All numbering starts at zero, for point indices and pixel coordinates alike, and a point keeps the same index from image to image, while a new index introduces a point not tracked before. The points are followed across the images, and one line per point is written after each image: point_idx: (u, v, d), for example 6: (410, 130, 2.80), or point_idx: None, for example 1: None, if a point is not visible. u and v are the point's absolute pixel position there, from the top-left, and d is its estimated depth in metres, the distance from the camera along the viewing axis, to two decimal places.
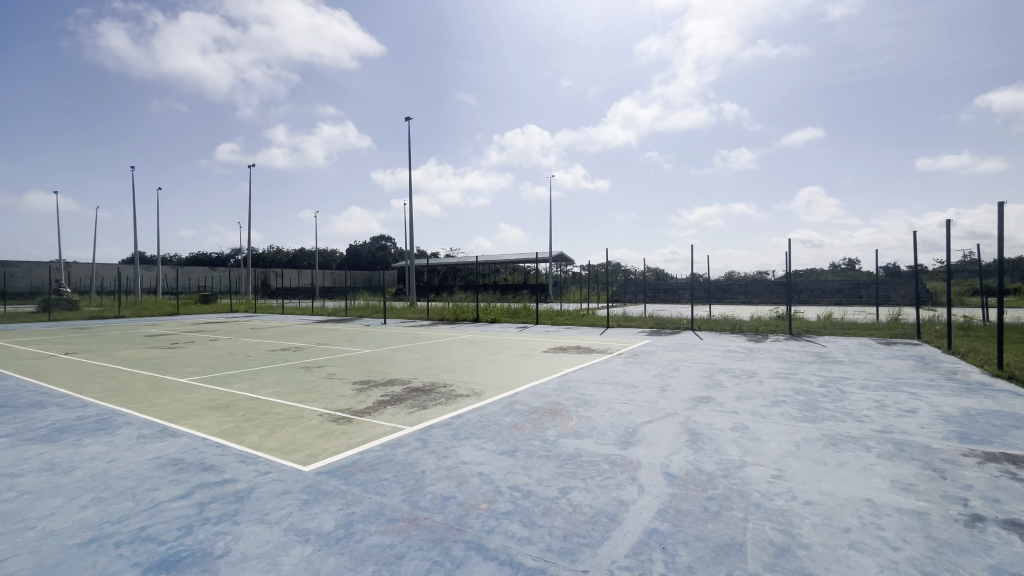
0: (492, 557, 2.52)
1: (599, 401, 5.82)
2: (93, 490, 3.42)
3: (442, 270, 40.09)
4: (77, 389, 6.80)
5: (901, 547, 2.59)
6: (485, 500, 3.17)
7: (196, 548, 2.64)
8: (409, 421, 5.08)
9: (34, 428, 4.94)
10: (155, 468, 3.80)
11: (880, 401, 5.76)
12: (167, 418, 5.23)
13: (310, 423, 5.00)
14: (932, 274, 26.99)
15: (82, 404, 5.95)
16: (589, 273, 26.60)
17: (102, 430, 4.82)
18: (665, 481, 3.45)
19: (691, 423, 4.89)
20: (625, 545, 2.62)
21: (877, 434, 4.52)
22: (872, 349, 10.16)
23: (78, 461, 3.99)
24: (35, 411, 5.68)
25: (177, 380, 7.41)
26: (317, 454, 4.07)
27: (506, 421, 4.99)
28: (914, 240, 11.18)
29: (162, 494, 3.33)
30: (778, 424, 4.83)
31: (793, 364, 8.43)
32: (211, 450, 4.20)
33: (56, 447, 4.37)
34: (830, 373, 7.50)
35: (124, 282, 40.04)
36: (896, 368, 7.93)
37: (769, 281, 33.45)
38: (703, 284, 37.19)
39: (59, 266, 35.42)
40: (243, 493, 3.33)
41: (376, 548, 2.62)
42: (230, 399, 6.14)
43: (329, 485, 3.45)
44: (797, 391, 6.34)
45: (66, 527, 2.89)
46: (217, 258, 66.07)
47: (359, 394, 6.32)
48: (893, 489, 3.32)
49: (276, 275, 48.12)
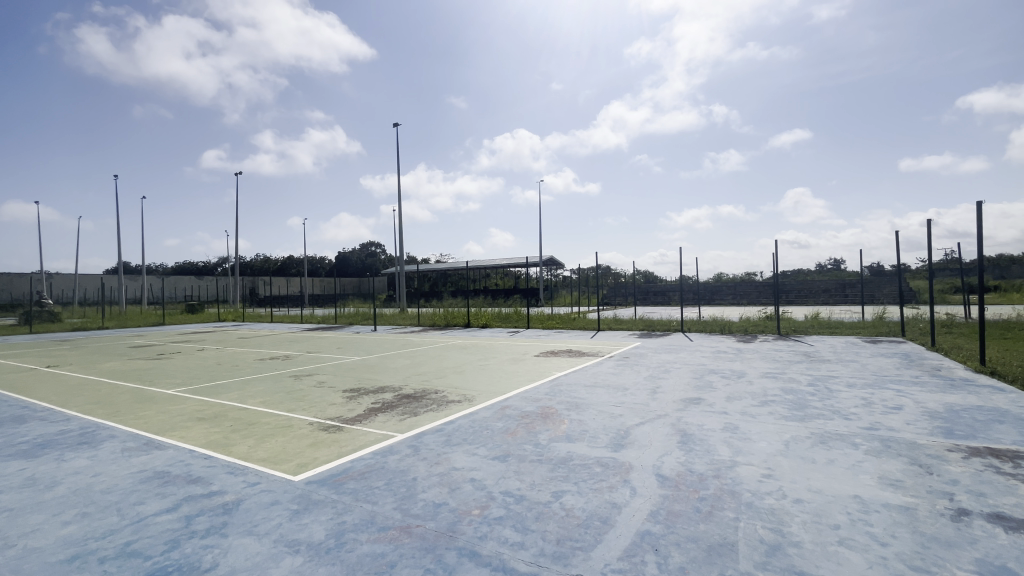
0: (485, 562, 2.51)
1: (590, 404, 5.80)
2: (77, 505, 3.34)
3: (432, 276, 40.11)
4: (59, 403, 6.64)
5: (889, 543, 2.62)
6: (477, 506, 3.15)
7: (184, 561, 2.59)
8: (400, 428, 5.04)
9: (15, 443, 4.83)
10: (142, 481, 3.74)
11: (867, 399, 5.84)
12: (153, 430, 5.16)
13: (300, 433, 4.93)
14: (915, 272, 27.55)
15: (64, 418, 5.81)
16: (578, 277, 26.64)
17: (85, 445, 4.71)
18: (657, 482, 3.47)
19: (682, 424, 4.92)
20: (618, 548, 2.62)
21: (864, 431, 4.59)
22: (859, 348, 10.29)
23: (60, 476, 3.91)
24: (15, 426, 5.54)
25: (163, 391, 7.29)
26: (306, 464, 4.01)
27: (498, 426, 4.98)
28: (896, 241, 11.45)
29: (147, 508, 3.26)
30: (767, 424, 4.87)
31: (781, 364, 8.52)
32: (199, 462, 4.13)
33: (38, 462, 4.27)
34: (817, 373, 7.59)
35: (108, 292, 39.38)
36: (883, 366, 8.04)
37: (756, 283, 33.92)
38: (692, 287, 37.62)
39: (41, 277, 34.68)
40: (232, 505, 3.27)
41: (367, 557, 2.59)
42: (218, 409, 6.06)
43: (319, 494, 3.41)
44: (785, 390, 6.41)
45: (48, 544, 2.83)
46: (205, 266, 65.92)
47: (349, 403, 6.25)
48: (881, 485, 3.36)
49: (264, 283, 47.81)
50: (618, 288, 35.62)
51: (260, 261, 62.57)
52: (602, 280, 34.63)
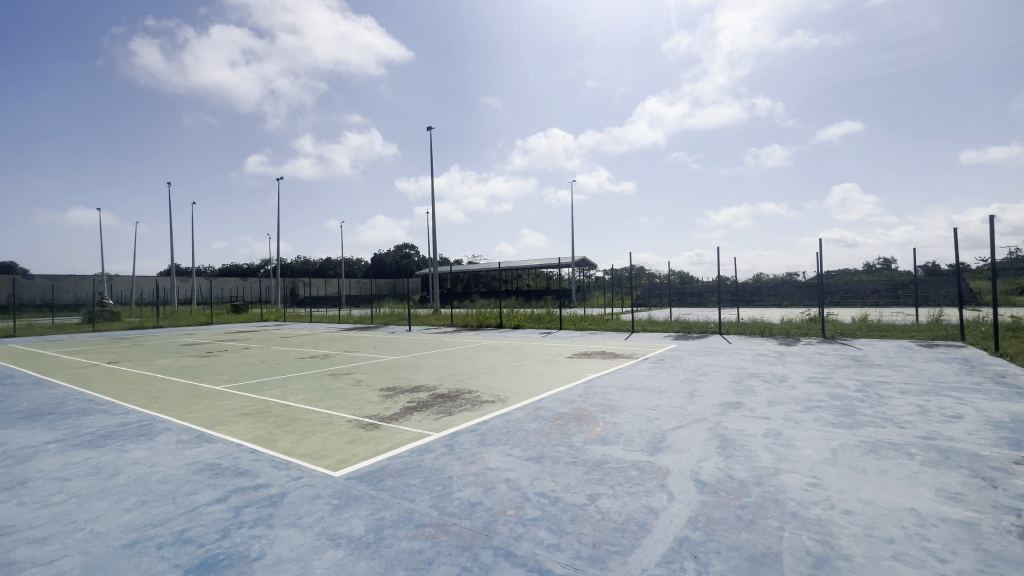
0: (521, 563, 2.52)
1: (625, 407, 5.71)
2: (137, 493, 3.56)
3: (465, 276, 40.65)
4: (120, 397, 7.11)
5: (949, 559, 2.47)
6: (512, 506, 3.16)
7: (233, 550, 2.71)
8: (436, 427, 5.11)
9: (82, 434, 5.19)
10: (194, 472, 3.94)
11: (922, 406, 5.51)
12: (204, 424, 5.45)
13: (339, 429, 5.07)
14: (976, 271, 25.75)
15: (124, 411, 6.21)
16: (611, 279, 26.24)
17: (144, 436, 5.01)
18: (696, 488, 3.39)
19: (721, 429, 4.78)
20: (655, 553, 2.58)
21: (919, 440, 4.32)
22: (913, 352, 9.69)
23: (122, 466, 4.17)
24: (81, 418, 5.95)
25: (211, 387, 7.67)
26: (346, 460, 4.14)
27: (532, 427, 4.98)
28: (956, 238, 10.73)
29: (200, 498, 3.44)
30: (813, 431, 4.67)
31: (827, 368, 8.15)
32: (246, 455, 4.33)
33: (101, 451, 4.57)
34: (867, 378, 7.20)
35: (162, 294, 41.87)
36: (940, 372, 7.54)
37: (799, 283, 32.54)
38: (730, 287, 36.63)
39: (103, 279, 37.27)
40: (277, 497, 3.41)
41: (405, 553, 2.64)
42: (262, 405, 6.33)
43: (359, 490, 3.50)
44: (832, 396, 6.10)
45: (111, 529, 3.02)
46: (249, 268, 69.08)
47: (386, 401, 6.41)
48: (939, 499, 3.17)
49: (304, 284, 49.69)
50: (653, 288, 34.97)
51: (300, 263, 65.65)
52: (636, 281, 34.14)
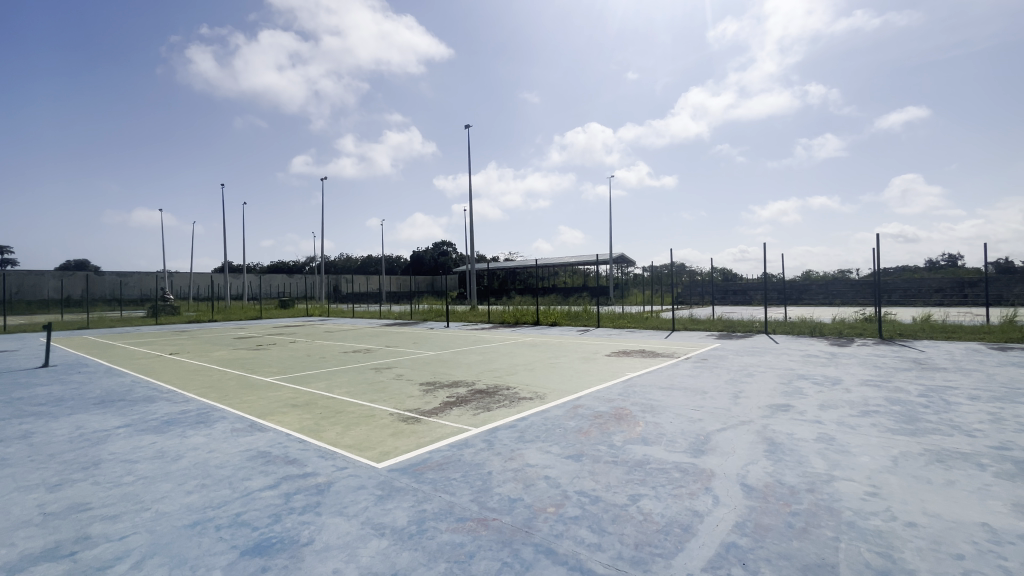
0: (562, 561, 2.50)
1: (667, 407, 5.58)
2: (197, 477, 3.78)
3: (502, 274, 40.86)
4: (181, 386, 7.57)
5: None
6: (552, 504, 3.15)
7: (285, 535, 2.83)
8: (475, 423, 5.16)
9: (148, 419, 5.56)
10: (248, 459, 4.15)
11: (995, 414, 5.09)
12: (256, 413, 5.72)
13: (381, 422, 5.21)
14: None
15: (184, 399, 6.61)
16: (650, 276, 25.72)
17: (202, 424, 5.32)
18: (743, 493, 3.27)
19: (770, 432, 4.59)
20: (701, 558, 2.51)
21: (992, 451, 4.00)
22: (983, 355, 8.98)
23: (183, 450, 4.44)
24: (147, 405, 6.37)
25: (262, 378, 8.04)
26: (388, 452, 4.25)
27: (571, 425, 4.94)
28: None
29: (254, 483, 3.61)
30: (871, 437, 4.41)
31: (885, 370, 7.69)
32: (295, 444, 4.52)
33: (165, 437, 4.88)
34: (931, 382, 6.73)
35: (217, 290, 44.28)
36: (1015, 377, 6.96)
37: (852, 282, 30.78)
38: (776, 285, 35.08)
39: (166, 275, 39.85)
40: (324, 486, 3.54)
41: (447, 545, 2.68)
42: (309, 397, 6.58)
43: (401, 482, 3.59)
44: (891, 401, 5.74)
45: (174, 510, 3.22)
46: (296, 265, 71.95)
47: (426, 395, 6.53)
48: (1016, 514, 2.92)
49: (347, 281, 51.32)
50: (694, 286, 33.99)
51: (343, 261, 67.94)
52: (676, 279, 33.26)
